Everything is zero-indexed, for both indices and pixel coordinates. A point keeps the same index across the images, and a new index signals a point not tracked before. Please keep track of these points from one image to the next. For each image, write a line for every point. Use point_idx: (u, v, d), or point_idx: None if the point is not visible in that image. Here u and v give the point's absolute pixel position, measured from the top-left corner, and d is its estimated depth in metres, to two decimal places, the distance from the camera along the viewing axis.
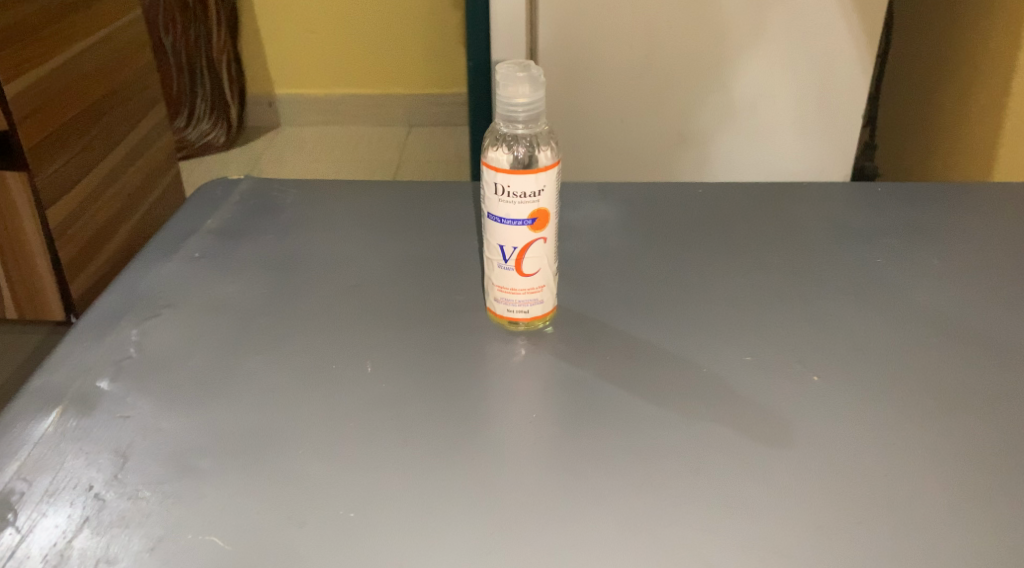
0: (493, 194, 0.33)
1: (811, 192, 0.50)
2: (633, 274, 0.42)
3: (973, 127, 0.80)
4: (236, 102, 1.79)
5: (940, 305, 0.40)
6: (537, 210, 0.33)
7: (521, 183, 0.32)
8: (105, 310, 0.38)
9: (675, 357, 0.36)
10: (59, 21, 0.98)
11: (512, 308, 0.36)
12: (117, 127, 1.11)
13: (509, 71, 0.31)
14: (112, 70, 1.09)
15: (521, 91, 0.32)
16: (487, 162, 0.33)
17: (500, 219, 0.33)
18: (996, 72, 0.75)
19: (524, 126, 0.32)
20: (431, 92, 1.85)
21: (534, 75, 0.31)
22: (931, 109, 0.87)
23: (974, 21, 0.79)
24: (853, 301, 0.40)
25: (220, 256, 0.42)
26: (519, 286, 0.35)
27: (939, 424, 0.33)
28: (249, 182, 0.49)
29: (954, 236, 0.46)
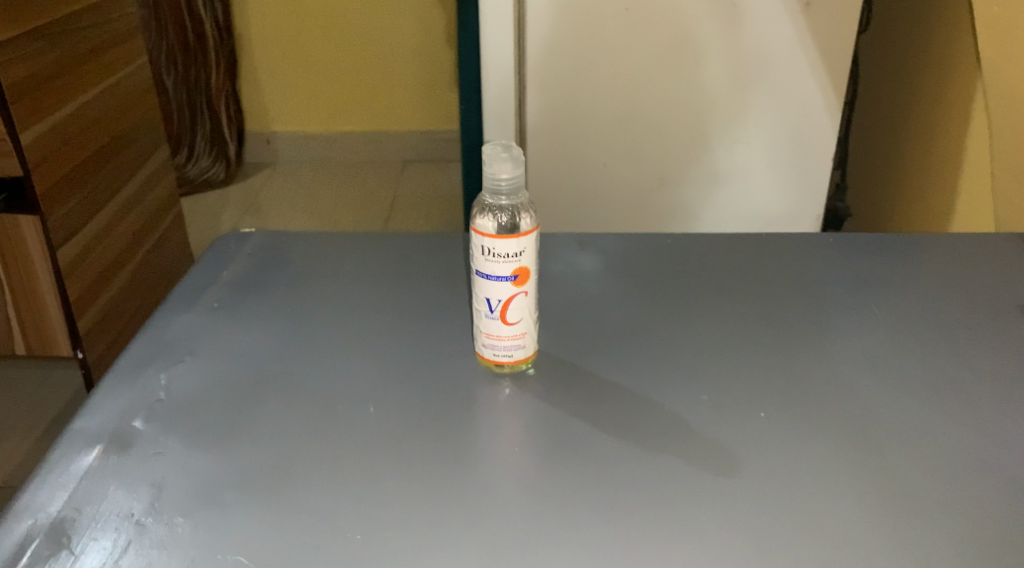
0: (480, 254, 0.38)
1: (771, 243, 0.55)
2: (607, 320, 0.47)
3: (934, 175, 0.85)
4: (234, 139, 1.85)
5: (881, 349, 0.45)
6: (519, 268, 0.38)
7: (504, 246, 0.37)
8: (135, 357, 0.42)
9: (642, 399, 0.41)
10: (71, 70, 1.03)
11: (498, 353, 0.40)
12: (124, 170, 1.16)
13: (493, 152, 0.36)
14: (120, 115, 1.14)
15: (503, 169, 0.36)
16: (474, 227, 0.38)
17: (487, 275, 0.38)
18: (954, 123, 0.81)
19: (507, 198, 0.37)
20: (425, 129, 1.91)
21: (514, 155, 0.36)
22: (897, 155, 0.93)
23: (932, 75, 0.85)
24: (802, 345, 0.45)
25: (235, 306, 0.47)
26: (503, 334, 0.40)
27: (871, 459, 0.37)
28: (260, 235, 0.54)
29: (896, 285, 0.51)
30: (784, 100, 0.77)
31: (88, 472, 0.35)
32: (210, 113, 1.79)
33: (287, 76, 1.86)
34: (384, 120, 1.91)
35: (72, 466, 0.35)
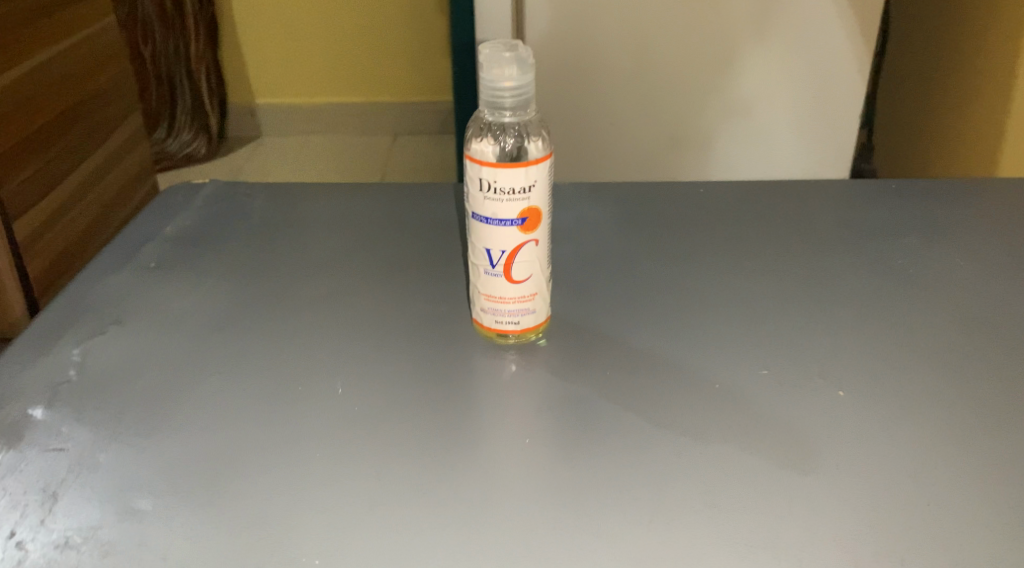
0: (477, 190, 0.29)
1: (819, 186, 0.46)
2: (632, 277, 0.38)
3: (973, 129, 0.77)
4: (215, 111, 1.75)
5: (973, 306, 0.36)
6: (528, 208, 0.29)
7: (510, 178, 0.29)
8: (44, 326, 0.34)
9: (684, 370, 0.32)
10: None
11: (501, 320, 0.32)
12: None
13: (492, 52, 0.28)
14: None
15: (505, 75, 0.28)
16: (469, 154, 0.29)
17: (487, 220, 0.30)
18: (1000, 66, 0.72)
19: (512, 114, 0.29)
20: (417, 99, 1.82)
21: (519, 58, 0.28)
22: (931, 109, 0.85)
23: (977, 15, 0.76)
24: (875, 302, 0.36)
25: (177, 266, 0.38)
26: (507, 294, 0.31)
27: (985, 442, 0.29)
28: (214, 185, 0.46)
29: (978, 231, 0.42)
30: (816, 44, 0.68)
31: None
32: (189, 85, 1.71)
33: (270, 43, 1.76)
34: (374, 89, 1.82)
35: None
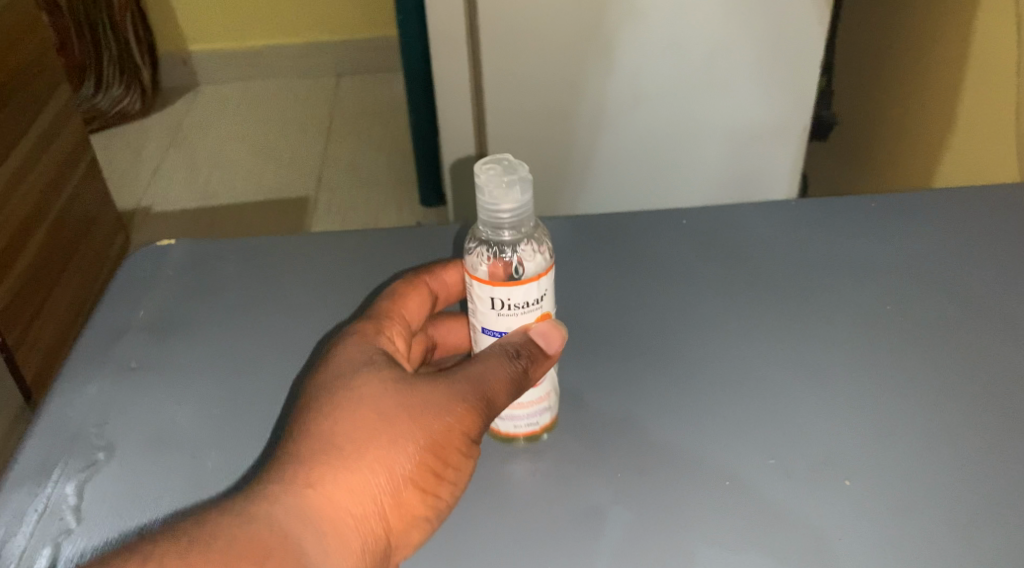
0: (493, 309, 0.36)
1: (782, 226, 0.51)
2: (619, 350, 0.44)
3: (920, 106, 0.79)
4: (146, 64, 1.67)
5: (914, 382, 0.41)
6: (539, 315, 0.37)
7: (522, 294, 0.36)
8: (42, 452, 0.36)
9: (695, 466, 0.38)
10: None
11: (518, 425, 0.39)
12: (17, 121, 1.01)
13: (493, 176, 0.34)
14: (4, 57, 0.99)
15: (504, 192, 0.35)
16: (485, 279, 0.36)
17: (502, 333, 0.37)
18: (950, 45, 0.73)
19: (508, 229, 0.36)
20: (361, 37, 1.74)
21: (514, 172, 0.34)
22: (885, 72, 0.85)
23: None
24: (840, 373, 0.42)
25: (158, 364, 0.40)
26: (527, 400, 0.38)
27: (950, 535, 0.35)
28: (181, 250, 0.46)
29: (922, 273, 0.47)
30: None
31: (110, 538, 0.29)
32: (115, 36, 1.61)
33: None
34: (314, 31, 1.74)
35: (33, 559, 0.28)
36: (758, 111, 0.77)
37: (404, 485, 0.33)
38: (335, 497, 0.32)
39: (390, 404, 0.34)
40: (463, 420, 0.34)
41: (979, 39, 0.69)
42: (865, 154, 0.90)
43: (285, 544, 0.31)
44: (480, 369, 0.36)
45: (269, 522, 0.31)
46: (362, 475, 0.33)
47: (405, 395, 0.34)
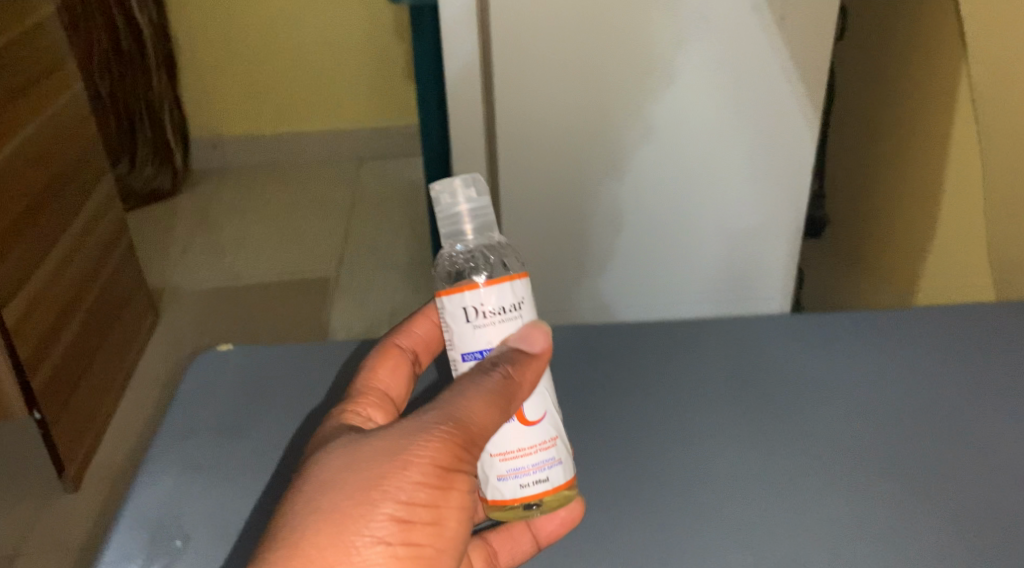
0: (473, 318, 0.46)
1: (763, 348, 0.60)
2: (619, 450, 0.53)
3: (899, 222, 0.87)
4: (179, 147, 1.76)
5: (855, 504, 0.49)
6: (516, 325, 0.46)
7: (497, 295, 0.46)
8: (127, 545, 0.46)
9: (672, 560, 0.47)
10: (5, 108, 0.97)
11: (526, 480, 0.46)
12: (65, 210, 1.09)
13: (452, 183, 0.48)
14: (56, 151, 1.07)
15: (460, 196, 0.48)
16: (459, 289, 0.46)
17: (481, 350, 0.47)
18: (924, 169, 0.81)
19: (471, 223, 0.48)
20: (382, 123, 1.84)
21: (461, 176, 0.48)
22: (867, 182, 0.93)
23: (907, 102, 0.83)
24: (793, 485, 0.51)
25: (218, 468, 0.50)
26: (530, 447, 0.46)
27: None
28: (237, 367, 0.56)
29: (866, 393, 0.56)
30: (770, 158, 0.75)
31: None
32: (151, 120, 1.71)
33: (230, 78, 1.78)
34: (337, 117, 1.84)
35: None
36: (751, 222, 0.87)
37: (397, 501, 0.43)
38: (339, 521, 0.42)
39: (369, 448, 0.44)
40: (436, 444, 0.44)
41: (951, 162, 0.76)
42: (853, 251, 0.97)
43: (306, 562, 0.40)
44: (451, 403, 0.45)
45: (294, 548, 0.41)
46: (357, 501, 0.42)
47: (382, 438, 0.44)
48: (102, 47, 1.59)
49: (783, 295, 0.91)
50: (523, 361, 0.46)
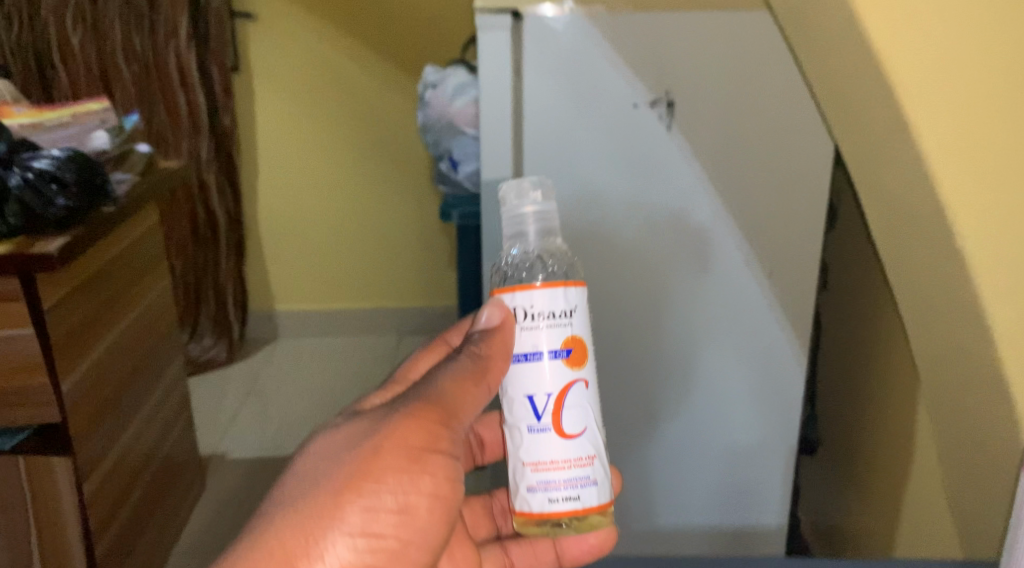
0: (533, 319, 0.61)
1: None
2: None
3: (880, 461, 0.97)
4: (238, 322, 1.91)
5: None
6: (570, 342, 0.61)
7: (557, 303, 0.61)
8: None
9: None
10: (115, 303, 1.12)
11: (556, 490, 0.61)
12: (143, 392, 1.22)
13: (528, 184, 0.65)
14: (144, 340, 1.22)
15: (533, 199, 0.65)
16: (525, 292, 0.61)
17: (526, 351, 0.62)
18: (897, 417, 0.92)
19: (538, 214, 0.65)
20: (423, 305, 2.00)
21: (529, 178, 0.65)
22: (855, 417, 1.03)
23: (883, 355, 0.95)
24: None
25: None
26: (567, 461, 0.62)
27: None
28: None
29: None
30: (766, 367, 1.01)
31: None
32: (216, 296, 1.85)
33: (290, 260, 1.96)
34: (382, 298, 2.01)
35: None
36: (754, 438, 1.06)
37: (389, 453, 0.60)
38: (346, 473, 0.59)
39: (365, 427, 0.61)
40: (418, 413, 0.61)
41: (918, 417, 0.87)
42: (843, 475, 1.07)
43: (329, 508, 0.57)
44: (428, 386, 0.63)
45: (314, 494, 0.58)
46: (355, 458, 0.59)
47: (375, 419, 0.62)
48: (183, 231, 1.76)
49: (781, 509, 1.08)
50: (489, 334, 0.62)
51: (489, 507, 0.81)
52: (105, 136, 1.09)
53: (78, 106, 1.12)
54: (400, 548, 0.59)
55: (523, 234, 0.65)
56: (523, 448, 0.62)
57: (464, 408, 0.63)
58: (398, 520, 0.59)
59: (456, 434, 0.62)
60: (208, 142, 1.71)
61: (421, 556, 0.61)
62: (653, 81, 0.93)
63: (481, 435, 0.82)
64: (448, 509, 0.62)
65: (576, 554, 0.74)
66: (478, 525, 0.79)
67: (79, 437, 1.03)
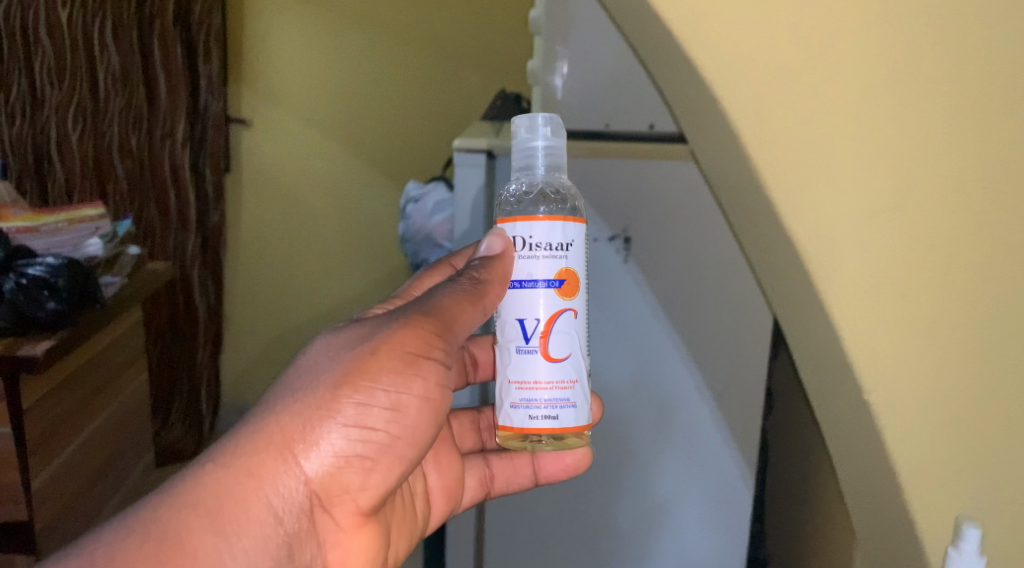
0: (536, 250, 0.72)
1: None
2: None
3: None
4: (209, 414, 1.82)
5: None
6: (564, 272, 0.72)
7: (560, 236, 0.72)
8: None
9: None
10: (89, 403, 1.15)
11: (543, 403, 0.72)
12: (111, 485, 1.24)
13: (538, 120, 0.74)
14: (116, 433, 1.24)
15: (541, 139, 0.74)
16: (531, 225, 0.72)
17: (523, 278, 0.72)
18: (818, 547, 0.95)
19: (545, 151, 0.74)
20: None
21: (542, 115, 0.74)
22: (792, 540, 1.06)
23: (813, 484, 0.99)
24: None
25: None
26: (554, 380, 0.72)
27: None
28: None
29: None
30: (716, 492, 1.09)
31: (243, 453, 0.65)
32: (189, 389, 1.79)
33: None
34: None
35: (206, 479, 0.64)
36: (708, 552, 1.11)
37: (391, 354, 0.69)
38: (351, 366, 0.68)
39: (371, 326, 0.71)
40: (421, 319, 0.71)
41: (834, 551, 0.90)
42: None
43: (328, 399, 0.67)
44: (432, 296, 0.73)
45: (317, 385, 0.67)
46: (358, 355, 0.69)
47: (382, 318, 0.72)
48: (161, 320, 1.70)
49: None
50: (491, 262, 0.73)
51: (476, 421, 0.95)
52: (99, 243, 1.17)
53: (73, 212, 1.21)
54: (390, 442, 0.69)
55: (532, 169, 0.75)
56: (513, 366, 0.73)
57: (461, 322, 0.73)
58: (389, 417, 0.69)
59: (452, 344, 0.72)
60: (195, 238, 1.70)
61: (409, 452, 0.71)
62: (612, 219, 1.05)
63: (476, 355, 0.95)
64: (437, 409, 0.72)
65: (554, 472, 0.90)
66: (465, 437, 0.93)
67: (44, 532, 1.05)
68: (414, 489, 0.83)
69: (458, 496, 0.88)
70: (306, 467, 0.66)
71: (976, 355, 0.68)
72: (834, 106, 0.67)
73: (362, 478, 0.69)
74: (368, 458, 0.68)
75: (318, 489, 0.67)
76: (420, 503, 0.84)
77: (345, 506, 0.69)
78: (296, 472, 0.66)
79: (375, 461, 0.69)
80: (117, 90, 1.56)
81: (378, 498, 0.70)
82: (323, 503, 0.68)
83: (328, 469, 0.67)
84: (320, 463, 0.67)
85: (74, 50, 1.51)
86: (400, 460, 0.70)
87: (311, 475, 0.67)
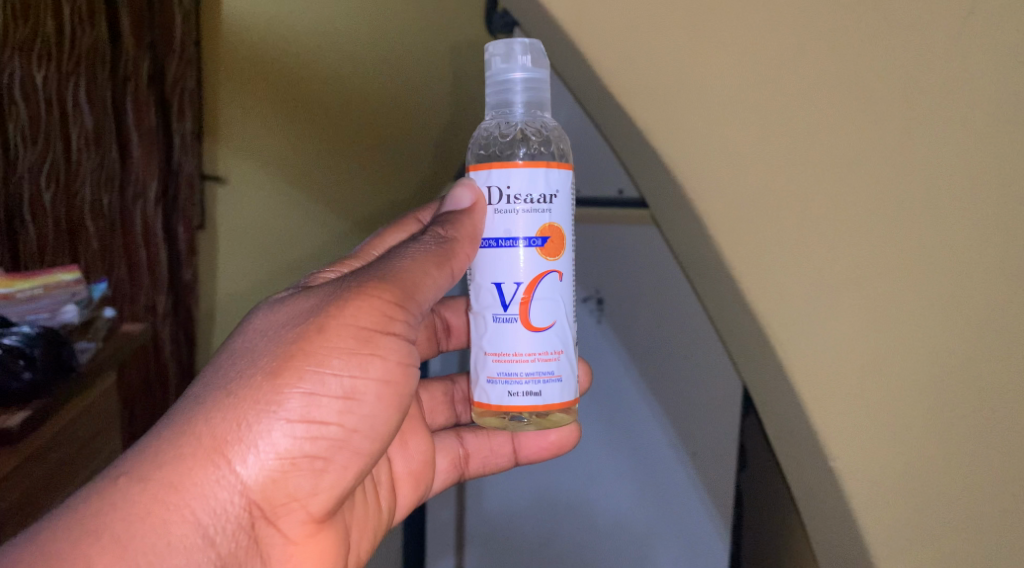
0: (519, 199, 0.78)
1: None
2: None
3: None
4: None
5: None
6: (549, 223, 0.78)
7: (543, 187, 0.78)
8: None
9: None
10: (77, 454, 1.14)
11: (523, 382, 0.79)
12: None
13: (518, 48, 0.75)
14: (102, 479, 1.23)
15: (523, 70, 0.75)
16: (512, 170, 0.77)
17: (501, 235, 0.79)
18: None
19: (528, 81, 0.76)
20: None
21: (518, 43, 0.75)
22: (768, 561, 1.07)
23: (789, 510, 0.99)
24: None
25: None
26: (535, 353, 0.79)
27: None
28: None
29: None
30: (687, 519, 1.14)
31: (169, 468, 0.69)
32: None
33: None
34: None
35: (124, 498, 0.67)
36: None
37: (343, 338, 0.74)
38: (300, 354, 0.73)
39: (319, 302, 0.76)
40: (374, 297, 0.76)
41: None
42: None
43: (264, 399, 0.72)
44: (393, 265, 0.79)
45: (254, 384, 0.72)
46: (301, 344, 0.73)
47: (337, 288, 0.77)
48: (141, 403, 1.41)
49: None
50: (460, 218, 0.80)
51: (450, 394, 1.00)
52: (74, 310, 1.22)
53: (49, 275, 1.22)
54: (342, 436, 0.74)
55: (510, 103, 0.76)
56: (491, 338, 0.80)
57: (424, 289, 0.79)
58: (339, 407, 0.74)
59: (414, 312, 0.78)
60: (164, 293, 1.35)
61: (363, 444, 0.76)
62: (585, 282, 1.13)
63: (448, 321, 1.00)
64: (394, 394, 0.77)
65: (533, 451, 0.96)
66: (436, 411, 0.99)
67: None
68: (379, 477, 0.88)
69: (429, 480, 0.93)
70: (243, 471, 0.71)
71: (897, 347, 0.74)
72: (758, 123, 0.73)
73: (312, 480, 0.74)
74: (319, 457, 0.74)
75: (257, 496, 0.72)
76: (384, 492, 0.88)
77: (293, 512, 0.74)
78: (232, 479, 0.70)
79: (325, 461, 0.74)
80: (91, 151, 1.27)
81: (332, 497, 0.75)
82: (266, 510, 0.72)
83: (268, 472, 0.72)
84: (261, 465, 0.71)
85: (48, 113, 1.25)
86: (353, 455, 0.76)
87: (249, 481, 0.71)
